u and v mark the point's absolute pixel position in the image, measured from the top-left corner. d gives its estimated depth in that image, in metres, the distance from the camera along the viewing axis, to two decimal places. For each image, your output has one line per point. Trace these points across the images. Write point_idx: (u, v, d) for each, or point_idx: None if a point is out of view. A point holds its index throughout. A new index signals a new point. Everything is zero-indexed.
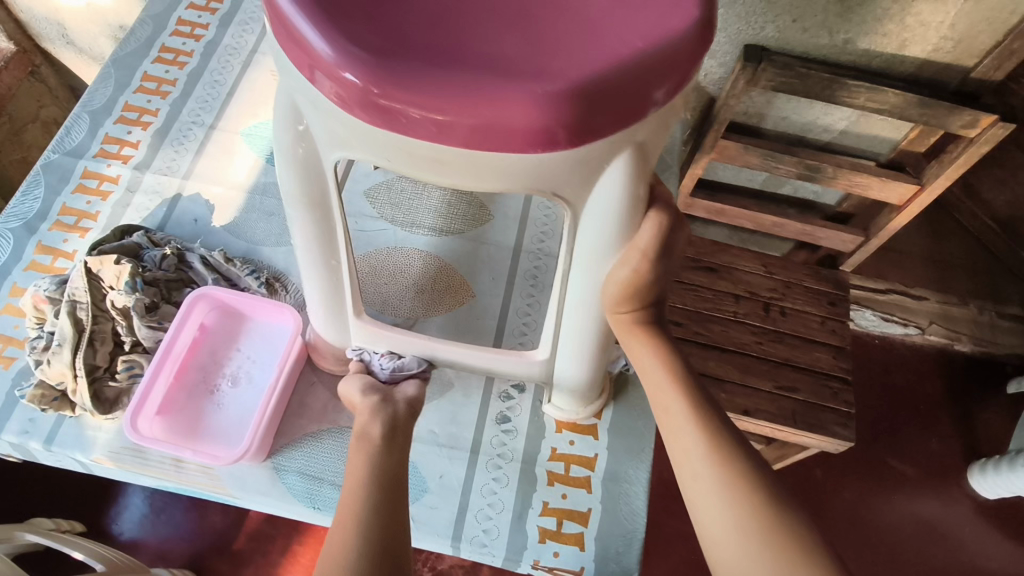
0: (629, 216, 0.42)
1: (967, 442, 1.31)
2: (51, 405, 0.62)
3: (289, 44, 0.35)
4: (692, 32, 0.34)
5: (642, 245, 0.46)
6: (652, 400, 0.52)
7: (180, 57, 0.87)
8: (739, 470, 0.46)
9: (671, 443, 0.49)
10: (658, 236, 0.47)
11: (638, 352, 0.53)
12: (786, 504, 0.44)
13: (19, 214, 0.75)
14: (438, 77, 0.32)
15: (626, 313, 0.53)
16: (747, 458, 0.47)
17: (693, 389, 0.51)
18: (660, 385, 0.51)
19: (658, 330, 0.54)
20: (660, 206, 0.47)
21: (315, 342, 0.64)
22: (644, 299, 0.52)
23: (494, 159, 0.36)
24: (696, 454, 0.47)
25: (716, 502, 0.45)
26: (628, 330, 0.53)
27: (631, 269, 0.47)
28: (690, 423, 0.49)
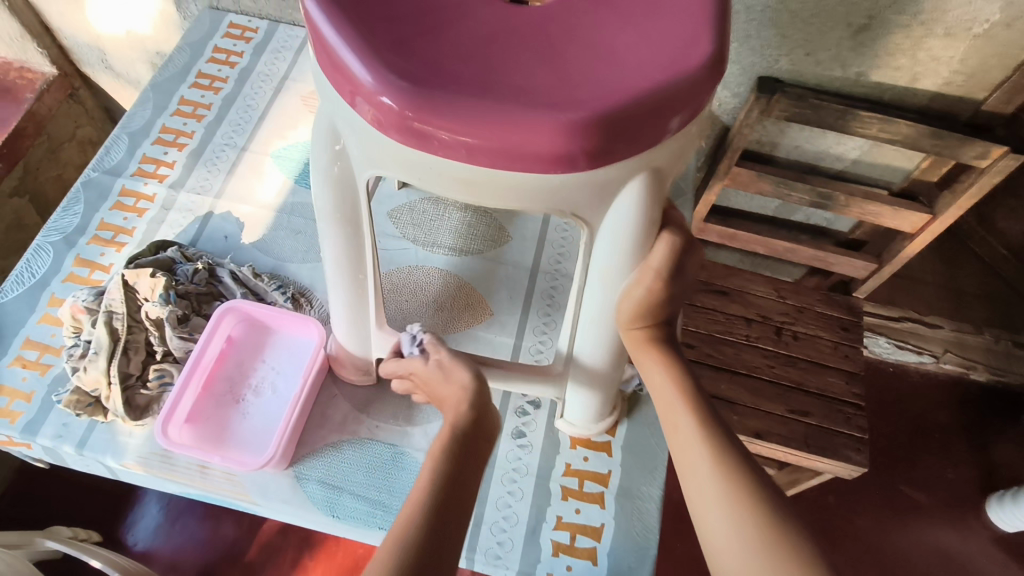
0: (644, 238, 0.44)
1: (983, 472, 1.35)
2: (86, 410, 0.65)
3: (333, 72, 0.38)
4: (707, 66, 0.37)
5: (655, 265, 0.48)
6: (662, 415, 0.53)
7: (216, 83, 0.91)
8: (745, 484, 0.46)
9: (679, 458, 0.50)
10: (671, 256, 0.49)
11: (650, 369, 0.54)
12: (790, 520, 0.45)
13: (58, 228, 0.78)
14: (468, 103, 0.35)
15: (640, 329, 0.54)
16: (753, 474, 0.47)
17: (701, 404, 0.52)
18: (669, 400, 0.53)
19: (669, 346, 0.55)
20: (673, 227, 0.49)
21: (337, 355, 0.67)
22: (657, 315, 0.54)
23: (518, 179, 0.38)
24: (704, 468, 0.48)
25: (721, 515, 0.46)
26: (642, 347, 0.55)
27: (645, 288, 0.50)
28: (698, 438, 0.50)
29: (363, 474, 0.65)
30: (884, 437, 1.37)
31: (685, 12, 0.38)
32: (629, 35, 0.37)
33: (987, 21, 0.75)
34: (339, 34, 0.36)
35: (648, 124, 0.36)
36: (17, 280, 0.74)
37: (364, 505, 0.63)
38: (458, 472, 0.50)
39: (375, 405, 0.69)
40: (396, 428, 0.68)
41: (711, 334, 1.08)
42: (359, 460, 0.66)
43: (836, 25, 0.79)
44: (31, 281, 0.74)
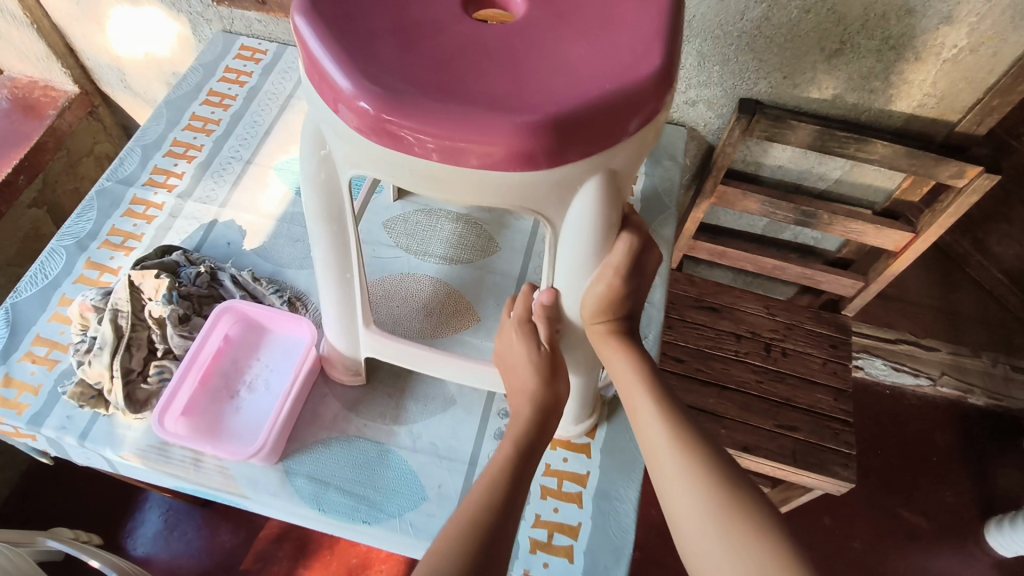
0: (603, 237, 0.47)
1: (981, 498, 1.34)
2: (88, 402, 0.68)
3: (318, 80, 0.42)
4: (655, 77, 0.40)
5: (615, 262, 0.51)
6: (623, 400, 0.56)
7: (226, 100, 0.97)
8: (700, 458, 0.49)
9: (642, 439, 0.53)
10: (629, 254, 0.51)
11: (613, 358, 0.57)
12: (740, 485, 0.48)
13: (72, 233, 0.83)
14: (436, 107, 0.39)
15: (602, 323, 0.56)
16: (707, 448, 0.50)
17: (659, 388, 0.55)
18: (629, 385, 0.55)
19: (633, 341, 0.57)
20: (632, 229, 0.52)
21: (329, 355, 0.70)
22: (619, 311, 0.56)
23: (482, 177, 0.41)
24: (663, 444, 0.51)
25: (681, 488, 0.48)
26: (604, 341, 0.57)
27: (606, 284, 0.52)
28: (659, 419, 0.52)
29: (351, 468, 0.67)
30: (881, 459, 1.37)
31: (638, 29, 0.42)
32: (586, 49, 0.41)
33: (954, 46, 0.78)
34: (325, 47, 0.41)
35: (600, 126, 0.39)
36: (30, 281, 0.78)
37: (350, 500, 0.65)
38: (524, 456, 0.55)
39: (363, 404, 0.71)
40: (384, 426, 0.70)
41: (702, 349, 1.10)
42: (345, 457, 0.68)
43: (811, 49, 0.83)
44: (44, 282, 0.78)
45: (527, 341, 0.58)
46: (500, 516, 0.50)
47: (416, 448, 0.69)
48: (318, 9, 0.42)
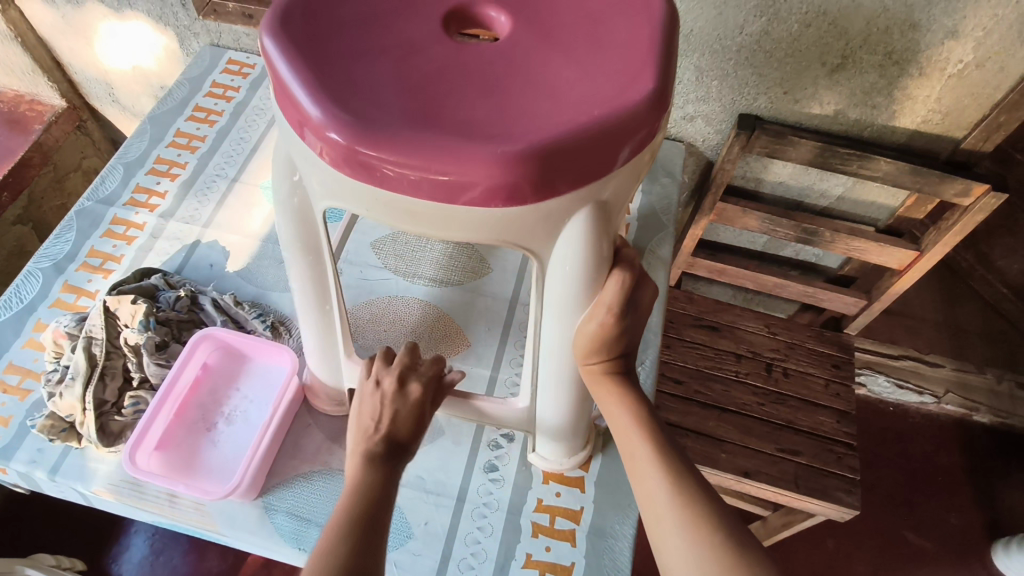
0: (596, 273, 0.43)
1: (989, 519, 1.31)
2: (59, 435, 0.65)
3: (287, 106, 0.39)
4: (647, 102, 0.37)
5: (606, 300, 0.46)
6: (620, 446, 0.52)
7: (211, 116, 0.94)
8: (700, 512, 0.45)
9: (639, 490, 0.49)
10: (623, 293, 0.46)
11: (609, 404, 0.53)
12: (742, 542, 0.44)
13: (49, 255, 0.80)
14: (411, 138, 0.36)
15: (597, 363, 0.53)
16: (710, 503, 0.46)
17: (659, 435, 0.51)
18: (626, 430, 0.52)
19: (627, 380, 0.54)
20: (626, 263, 0.48)
21: (311, 383, 0.67)
22: (614, 350, 0.52)
23: (461, 212, 0.38)
24: (663, 499, 0.47)
25: (679, 546, 0.44)
26: (599, 381, 0.53)
27: (598, 323, 0.47)
28: (656, 469, 0.48)
29: (332, 503, 0.64)
30: (885, 479, 1.34)
31: (629, 51, 0.40)
32: (573, 72, 0.39)
33: (960, 62, 0.76)
34: (294, 72, 0.38)
35: (589, 156, 0.36)
36: (5, 305, 0.76)
37: None
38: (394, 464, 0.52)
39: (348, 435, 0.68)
40: None
41: (701, 370, 1.06)
42: (326, 492, 0.65)
43: (811, 64, 0.80)
44: (19, 307, 0.76)
45: (421, 401, 0.54)
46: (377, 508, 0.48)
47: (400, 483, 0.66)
48: (288, 31, 0.39)
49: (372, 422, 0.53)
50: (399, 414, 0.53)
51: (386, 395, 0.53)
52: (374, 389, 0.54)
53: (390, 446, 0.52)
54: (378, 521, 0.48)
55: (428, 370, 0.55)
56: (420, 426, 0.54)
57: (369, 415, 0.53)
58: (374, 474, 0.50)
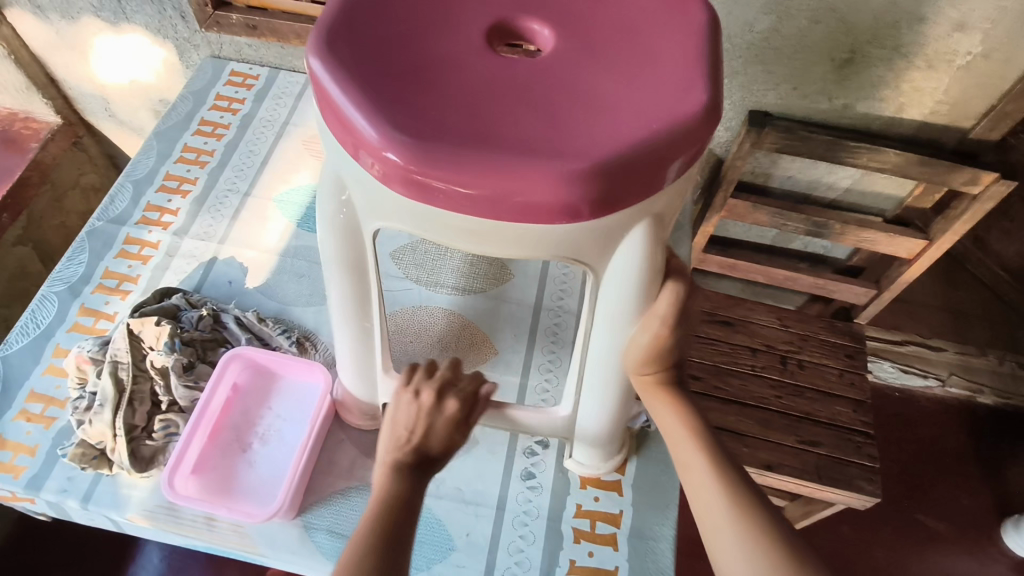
0: (649, 286, 0.43)
1: (997, 498, 1.33)
2: (90, 463, 0.64)
3: (337, 125, 0.38)
4: (701, 115, 0.37)
5: (660, 312, 0.46)
6: (674, 457, 0.52)
7: (218, 129, 0.93)
8: (762, 527, 0.44)
9: (695, 502, 0.49)
10: (676, 305, 0.47)
11: (662, 414, 0.53)
12: (805, 560, 0.43)
13: (63, 278, 0.79)
14: (470, 158, 0.35)
15: (650, 373, 0.53)
16: (770, 517, 0.45)
17: (715, 446, 0.50)
18: (680, 442, 0.51)
19: (681, 389, 0.54)
20: (678, 274, 0.48)
21: (344, 399, 0.66)
22: (668, 361, 0.52)
23: (519, 229, 0.38)
24: (717, 506, 0.47)
25: (740, 560, 0.44)
26: (652, 391, 0.53)
27: (652, 334, 0.47)
28: (713, 481, 0.48)
29: None
30: (895, 463, 1.36)
31: (677, 62, 0.39)
32: (623, 85, 0.39)
33: (968, 53, 0.77)
34: (343, 92, 0.37)
35: (648, 171, 0.36)
36: (21, 332, 0.74)
37: None
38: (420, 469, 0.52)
39: None
40: None
41: (717, 365, 1.07)
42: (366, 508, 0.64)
43: (821, 60, 0.81)
44: (36, 332, 0.74)
45: (457, 417, 0.53)
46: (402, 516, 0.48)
47: (439, 494, 0.66)
48: (332, 49, 0.39)
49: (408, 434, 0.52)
50: (433, 428, 0.53)
51: (420, 411, 0.53)
52: (405, 405, 0.53)
53: (415, 456, 0.52)
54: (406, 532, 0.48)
55: (466, 387, 0.55)
56: (455, 441, 0.53)
57: (406, 427, 0.52)
58: (400, 484, 0.50)
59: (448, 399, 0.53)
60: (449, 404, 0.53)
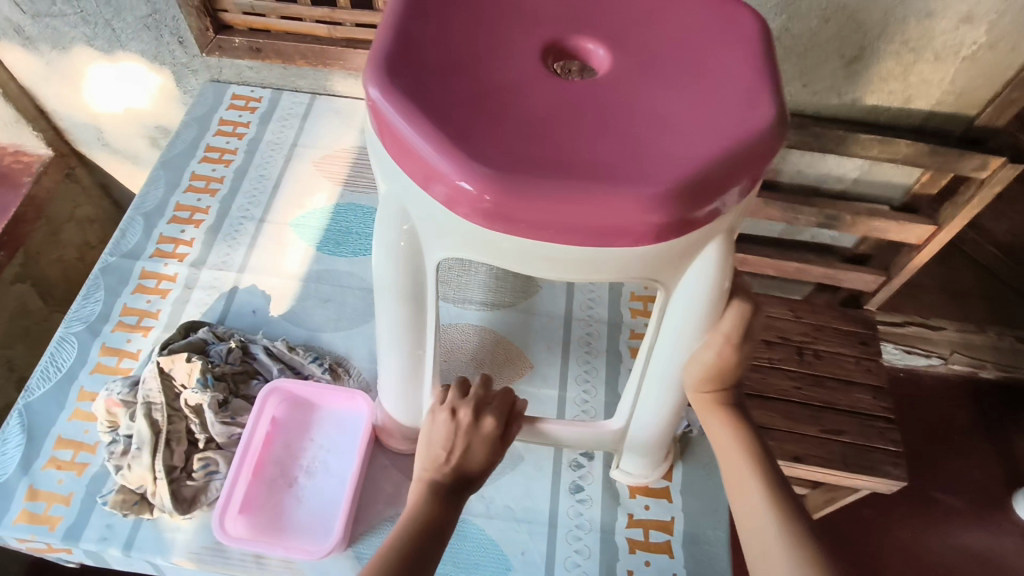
0: (718, 303, 0.43)
1: (1008, 470, 1.36)
2: (132, 509, 0.62)
3: (400, 154, 0.37)
4: (771, 131, 0.37)
5: (724, 330, 0.47)
6: (727, 479, 0.50)
7: (225, 155, 0.91)
8: (817, 562, 0.42)
9: (744, 528, 0.46)
10: (741, 324, 0.48)
11: (717, 432, 0.51)
12: None
13: (81, 317, 0.77)
14: (551, 186, 0.34)
15: (709, 392, 0.52)
16: (826, 555, 0.43)
17: (772, 472, 0.48)
18: (736, 464, 0.49)
19: (740, 412, 0.52)
20: (743, 293, 0.48)
21: (384, 424, 0.65)
22: (727, 380, 0.51)
23: (593, 253, 0.37)
24: (770, 535, 0.44)
25: None
26: (707, 409, 0.52)
27: (715, 352, 0.48)
28: (769, 508, 0.46)
29: None
30: (907, 443, 1.38)
31: (739, 78, 0.39)
32: (689, 103, 0.38)
33: (974, 44, 0.78)
34: (408, 121, 0.36)
35: (726, 189, 0.36)
36: (43, 376, 0.72)
37: None
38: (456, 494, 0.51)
39: None
40: None
41: None
42: None
43: (830, 57, 0.82)
44: (58, 376, 0.72)
45: (495, 430, 0.53)
46: (429, 538, 0.47)
47: (490, 514, 0.65)
48: (392, 77, 0.37)
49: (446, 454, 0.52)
50: (471, 446, 0.52)
51: (458, 428, 0.53)
52: (437, 423, 0.53)
53: (449, 477, 0.51)
54: (430, 556, 0.47)
55: (498, 403, 0.55)
56: (494, 459, 0.53)
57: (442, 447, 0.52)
58: (432, 506, 0.50)
59: (485, 415, 0.53)
60: (487, 419, 0.53)
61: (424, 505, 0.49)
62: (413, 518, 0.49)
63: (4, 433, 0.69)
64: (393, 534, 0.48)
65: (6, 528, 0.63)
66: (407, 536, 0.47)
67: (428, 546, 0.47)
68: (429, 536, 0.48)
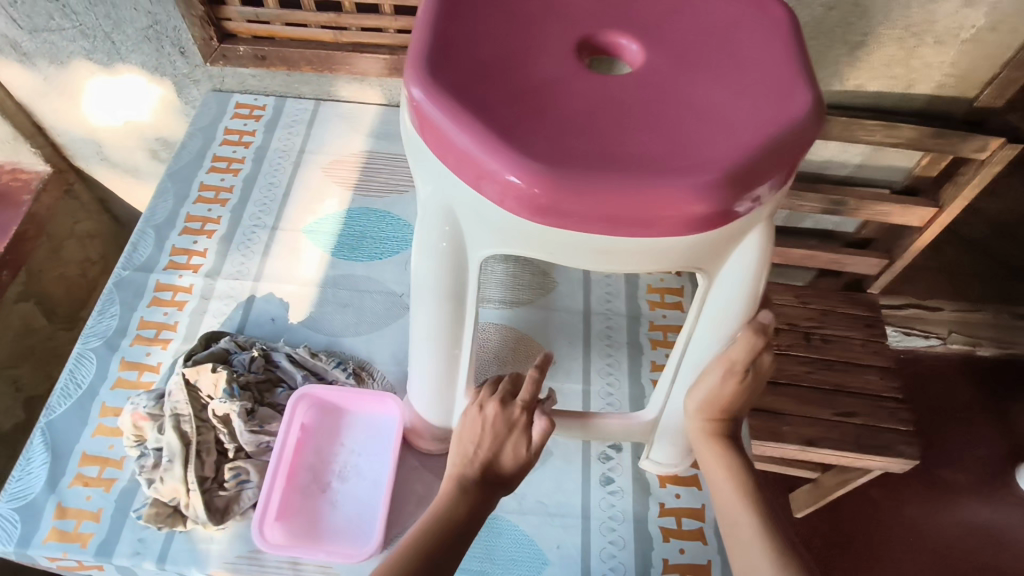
0: (756, 293, 0.44)
1: (1011, 444, 1.39)
2: (166, 522, 0.62)
3: (447, 152, 0.38)
4: (810, 117, 0.38)
5: (731, 356, 0.50)
6: (721, 511, 0.52)
7: (233, 164, 0.91)
8: None
9: (737, 558, 0.49)
10: (750, 352, 0.49)
11: (713, 463, 0.54)
12: None
13: (98, 333, 0.76)
14: (603, 178, 0.35)
15: (709, 422, 0.55)
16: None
17: (764, 503, 0.51)
18: (730, 493, 0.52)
19: (737, 445, 0.55)
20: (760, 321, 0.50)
21: (413, 425, 0.64)
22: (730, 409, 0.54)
23: (642, 243, 0.38)
24: (762, 568, 0.46)
25: None
26: (704, 439, 0.55)
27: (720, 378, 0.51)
28: (759, 540, 0.48)
29: None
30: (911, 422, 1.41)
31: (773, 67, 0.40)
32: (727, 93, 0.39)
33: (974, 26, 0.80)
34: (455, 120, 0.37)
35: (771, 175, 0.37)
36: (63, 394, 0.71)
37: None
38: (486, 493, 0.52)
39: None
40: None
41: None
42: None
43: (834, 45, 0.83)
44: (79, 392, 0.72)
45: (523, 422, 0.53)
46: (452, 536, 0.49)
47: (523, 510, 0.66)
48: (435, 76, 0.38)
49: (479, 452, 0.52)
50: (501, 442, 0.53)
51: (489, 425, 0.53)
52: (470, 420, 0.54)
53: (480, 474, 0.52)
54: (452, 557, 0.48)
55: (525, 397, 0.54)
56: (527, 464, 0.53)
57: (473, 445, 0.53)
58: (458, 504, 0.51)
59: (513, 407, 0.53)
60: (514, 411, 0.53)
61: (450, 501, 0.51)
62: (438, 516, 0.50)
63: (27, 453, 0.68)
64: (417, 531, 0.50)
65: (37, 547, 0.62)
66: (430, 534, 0.49)
67: (451, 547, 0.49)
68: (452, 537, 0.49)
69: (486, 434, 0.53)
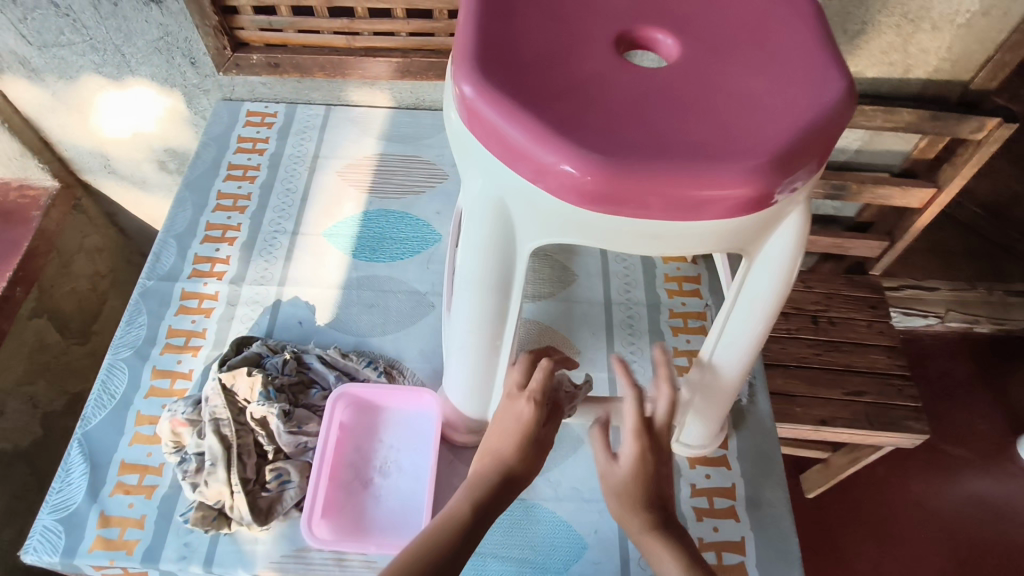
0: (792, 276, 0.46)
1: (1010, 417, 1.42)
2: (211, 525, 0.63)
3: (499, 146, 0.39)
4: (843, 102, 0.40)
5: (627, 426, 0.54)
6: None
7: (249, 172, 0.92)
8: None
9: None
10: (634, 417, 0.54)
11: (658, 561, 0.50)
12: None
13: (127, 343, 0.77)
14: (654, 165, 0.37)
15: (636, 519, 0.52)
16: None
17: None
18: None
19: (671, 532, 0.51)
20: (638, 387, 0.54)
21: (449, 417, 0.66)
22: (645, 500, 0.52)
23: (689, 227, 0.40)
24: None
25: None
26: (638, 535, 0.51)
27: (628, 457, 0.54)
28: None
29: (500, 531, 0.65)
30: None
31: (803, 57, 0.42)
32: (763, 81, 0.41)
33: (969, 11, 0.82)
34: (507, 115, 0.38)
35: (810, 157, 0.39)
36: (97, 404, 0.72)
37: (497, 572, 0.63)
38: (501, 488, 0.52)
39: None
40: None
41: None
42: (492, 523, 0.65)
43: (835, 33, 0.85)
44: (113, 403, 0.72)
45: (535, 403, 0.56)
46: (471, 527, 0.49)
47: (559, 497, 0.67)
48: (484, 74, 0.40)
49: (501, 445, 0.54)
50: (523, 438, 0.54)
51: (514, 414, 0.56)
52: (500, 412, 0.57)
53: (502, 468, 0.53)
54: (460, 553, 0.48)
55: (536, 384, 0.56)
56: (541, 457, 0.55)
57: (499, 434, 0.55)
58: (473, 502, 0.51)
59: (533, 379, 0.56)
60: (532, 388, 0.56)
61: (465, 499, 0.51)
62: (455, 513, 0.50)
63: (65, 465, 0.68)
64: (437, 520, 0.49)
65: (83, 557, 0.62)
66: (445, 526, 0.49)
67: (467, 539, 0.49)
68: (464, 532, 0.49)
69: (503, 421, 0.56)
